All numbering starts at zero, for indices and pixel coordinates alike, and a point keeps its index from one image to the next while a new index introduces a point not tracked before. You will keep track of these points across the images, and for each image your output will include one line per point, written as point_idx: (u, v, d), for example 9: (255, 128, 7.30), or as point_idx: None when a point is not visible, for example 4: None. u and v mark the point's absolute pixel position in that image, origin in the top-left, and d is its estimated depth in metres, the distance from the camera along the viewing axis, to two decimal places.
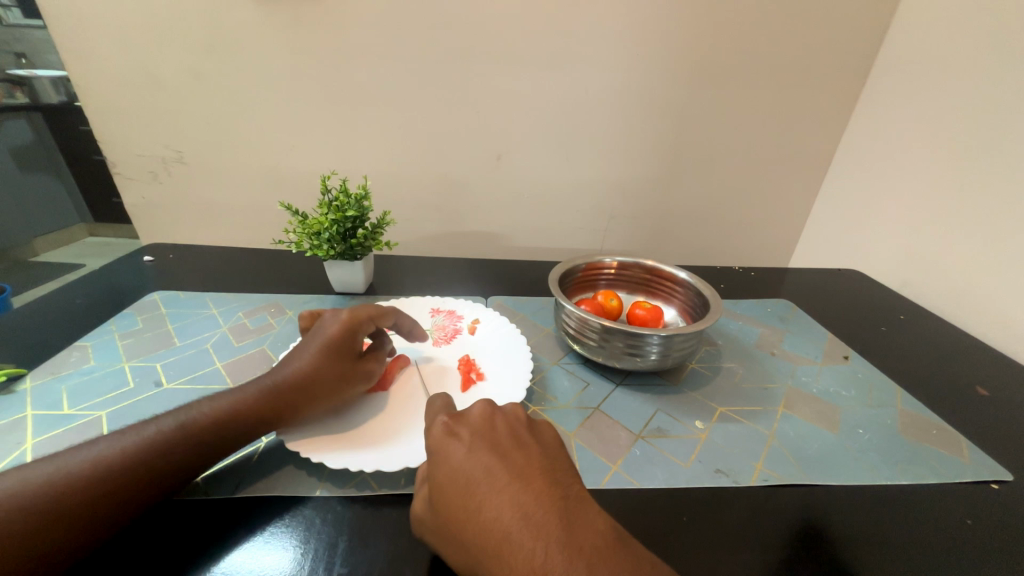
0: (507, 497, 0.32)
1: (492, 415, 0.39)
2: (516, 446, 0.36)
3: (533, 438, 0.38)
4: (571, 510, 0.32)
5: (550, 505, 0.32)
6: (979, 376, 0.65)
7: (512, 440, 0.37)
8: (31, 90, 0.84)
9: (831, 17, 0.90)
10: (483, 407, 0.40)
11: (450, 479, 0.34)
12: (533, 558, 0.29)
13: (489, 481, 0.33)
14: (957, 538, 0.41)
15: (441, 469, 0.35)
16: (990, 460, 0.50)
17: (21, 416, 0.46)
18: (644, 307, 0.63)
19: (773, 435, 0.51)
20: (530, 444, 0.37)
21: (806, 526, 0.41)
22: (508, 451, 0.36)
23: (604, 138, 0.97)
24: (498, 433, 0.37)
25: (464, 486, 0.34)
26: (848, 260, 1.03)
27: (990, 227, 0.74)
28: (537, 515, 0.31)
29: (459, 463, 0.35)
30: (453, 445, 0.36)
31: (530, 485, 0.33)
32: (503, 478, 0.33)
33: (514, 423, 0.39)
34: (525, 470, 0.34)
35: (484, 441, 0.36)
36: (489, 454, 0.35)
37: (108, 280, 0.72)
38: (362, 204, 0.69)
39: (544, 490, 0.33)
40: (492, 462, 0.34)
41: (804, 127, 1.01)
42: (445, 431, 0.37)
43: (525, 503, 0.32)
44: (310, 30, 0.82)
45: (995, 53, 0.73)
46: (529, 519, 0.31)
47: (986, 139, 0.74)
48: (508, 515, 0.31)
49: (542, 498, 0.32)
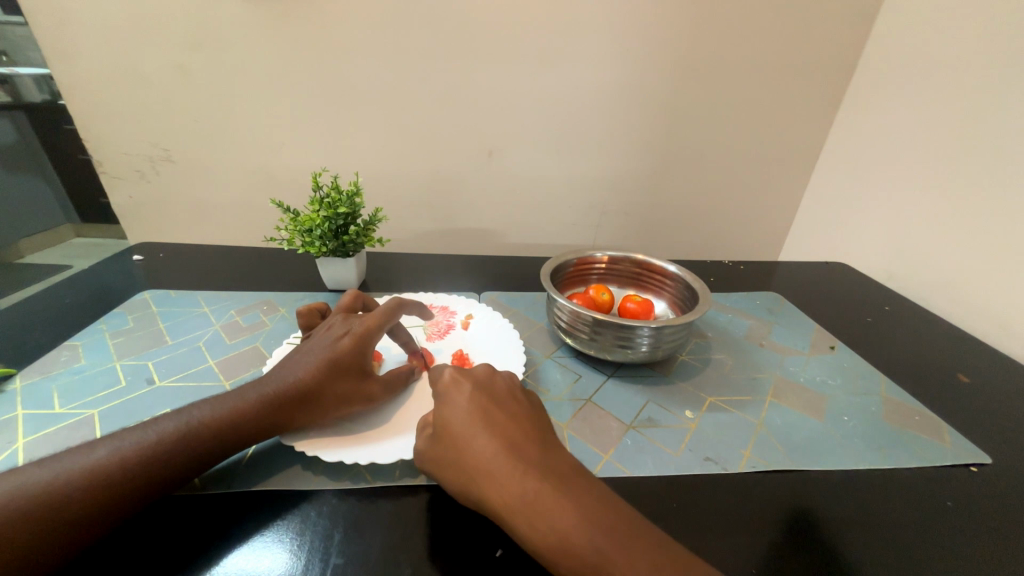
0: (497, 432, 0.35)
1: (495, 373, 0.41)
2: (512, 398, 0.39)
3: (529, 399, 0.40)
4: (552, 447, 0.35)
5: (536, 442, 0.35)
6: (963, 364, 0.67)
7: (510, 394, 0.39)
8: (13, 88, 0.76)
9: (819, 14, 0.91)
10: (488, 367, 0.41)
11: (448, 416, 0.37)
12: (513, 479, 0.32)
13: (484, 419, 0.36)
14: (937, 519, 0.42)
15: (443, 408, 0.37)
16: (970, 445, 0.51)
17: (11, 415, 0.45)
18: (635, 300, 0.63)
19: (761, 423, 0.51)
20: (525, 398, 0.39)
21: (793, 509, 0.41)
22: (505, 399, 0.38)
23: (596, 134, 0.97)
24: (499, 388, 0.39)
25: (461, 422, 0.36)
26: (835, 254, 1.05)
27: (975, 220, 0.75)
28: (524, 447, 0.34)
29: (460, 404, 0.37)
30: (456, 390, 0.38)
31: (519, 425, 0.36)
32: (496, 417, 0.36)
33: (514, 384, 0.41)
34: (518, 415, 0.37)
35: (485, 390, 0.38)
36: (487, 400, 0.38)
37: (96, 279, 0.71)
38: (354, 200, 0.68)
39: (532, 430, 0.36)
40: (489, 406, 0.37)
41: (793, 122, 1.03)
42: (451, 377, 0.39)
43: (514, 438, 0.35)
44: (299, 27, 0.81)
45: (978, 49, 0.75)
46: (516, 449, 0.34)
47: (970, 132, 0.76)
48: (497, 445, 0.34)
49: (529, 435, 0.35)
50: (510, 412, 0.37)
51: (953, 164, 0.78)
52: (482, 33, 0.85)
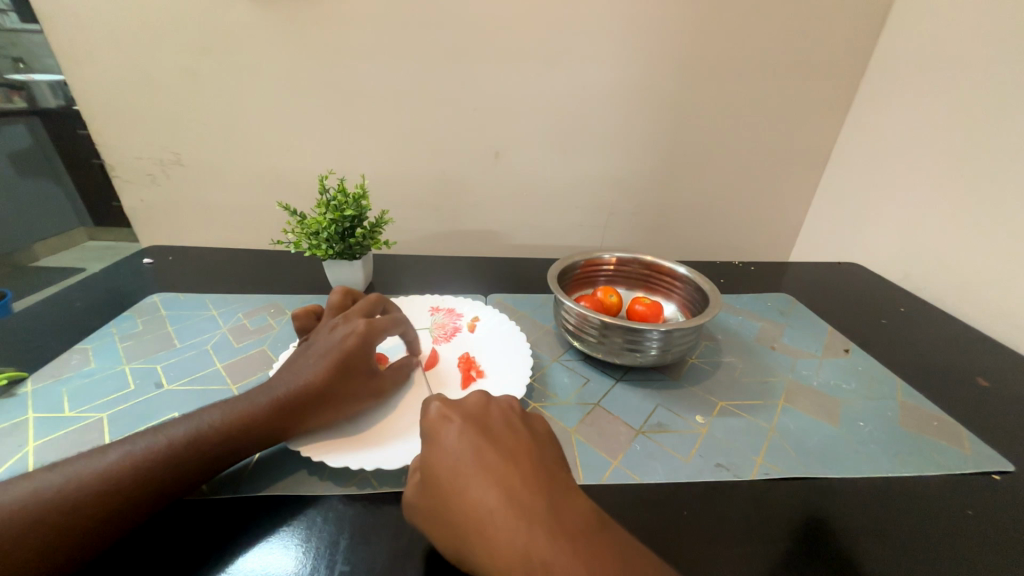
0: (494, 479, 0.33)
1: (488, 403, 0.40)
2: (507, 431, 0.37)
3: (526, 427, 0.39)
4: (556, 494, 0.33)
5: (535, 487, 0.33)
6: (982, 367, 0.65)
7: (504, 427, 0.38)
8: (30, 94, 0.81)
9: (830, 10, 0.89)
10: (480, 395, 0.40)
11: (440, 461, 0.35)
12: (512, 534, 0.31)
13: (478, 462, 0.34)
14: (958, 529, 0.40)
15: (433, 451, 0.36)
16: (991, 451, 0.49)
17: (23, 419, 0.45)
18: (643, 302, 0.62)
19: (774, 428, 0.50)
20: (522, 430, 0.38)
21: (807, 518, 0.40)
22: (499, 436, 0.37)
23: (602, 134, 0.96)
24: (492, 420, 0.38)
25: (452, 466, 0.34)
26: (848, 254, 1.03)
27: (994, 219, 0.73)
28: (521, 495, 0.32)
29: (451, 445, 0.36)
30: (446, 428, 0.37)
31: (516, 467, 0.34)
32: (492, 460, 0.34)
33: (509, 411, 0.39)
34: (513, 454, 0.35)
35: (477, 426, 0.37)
36: (480, 438, 0.36)
37: (107, 283, 0.72)
38: (360, 203, 0.68)
39: (530, 473, 0.34)
40: (483, 446, 0.35)
41: (805, 121, 1.01)
42: (438, 414, 0.38)
43: (511, 483, 0.33)
44: (305, 30, 0.81)
45: (993, 44, 0.73)
46: (513, 497, 0.32)
47: (986, 129, 0.74)
48: (494, 496, 0.32)
49: (527, 479, 0.34)
50: (505, 450, 0.35)
51: (968, 161, 0.76)
52: (487, 34, 0.85)
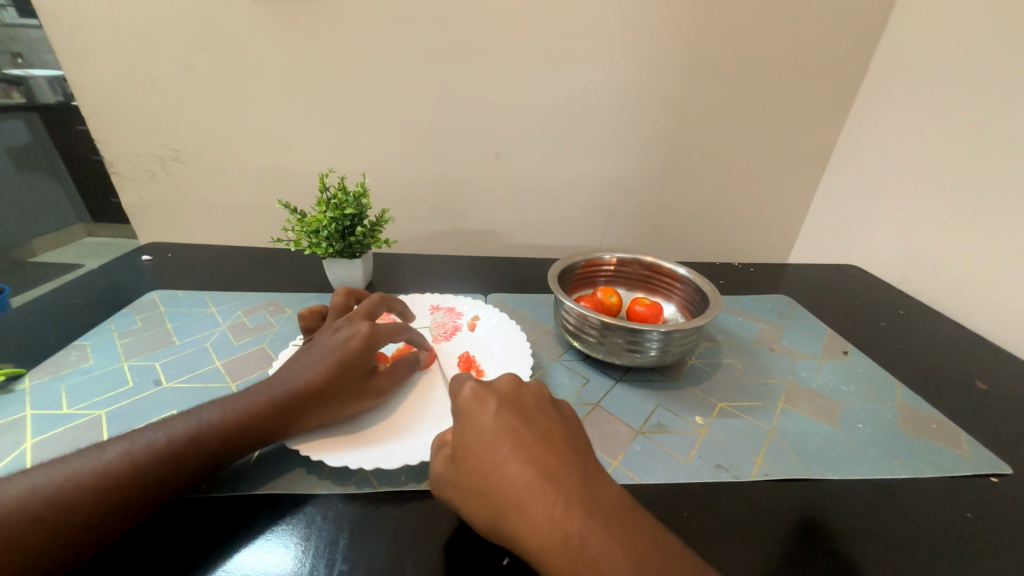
0: (529, 457, 0.33)
1: (520, 386, 0.40)
2: (541, 412, 0.37)
3: (558, 412, 0.38)
4: (590, 475, 0.33)
5: (571, 469, 0.33)
6: (980, 370, 0.65)
7: (538, 409, 0.38)
8: (28, 90, 0.80)
9: (831, 12, 0.89)
10: (510, 379, 0.40)
11: (475, 438, 0.35)
12: (549, 513, 0.31)
13: (513, 440, 0.34)
14: (956, 532, 0.40)
15: (468, 429, 0.36)
16: (990, 454, 0.49)
17: (20, 416, 0.45)
18: (643, 303, 0.62)
19: (773, 430, 0.50)
20: (554, 412, 0.38)
21: (806, 519, 0.40)
22: (532, 416, 0.37)
23: (604, 134, 0.96)
24: (525, 402, 0.38)
25: (488, 444, 0.35)
26: (848, 256, 1.03)
27: (992, 222, 0.73)
28: (558, 475, 0.32)
29: (486, 423, 0.36)
30: (481, 407, 0.37)
31: (553, 447, 0.34)
32: (526, 439, 0.34)
33: (541, 396, 0.39)
34: (549, 435, 0.35)
35: (511, 406, 0.37)
36: (514, 418, 0.36)
37: (106, 279, 0.72)
38: (361, 202, 0.67)
39: (566, 455, 0.34)
40: (517, 425, 0.35)
41: (805, 123, 1.01)
42: (473, 394, 0.38)
43: (548, 464, 0.33)
44: (306, 28, 0.81)
45: (993, 48, 0.73)
46: (550, 477, 0.32)
47: (985, 133, 0.74)
48: (530, 474, 0.32)
49: (563, 460, 0.33)
50: (541, 431, 0.35)
51: (967, 165, 0.77)
52: (489, 34, 0.84)
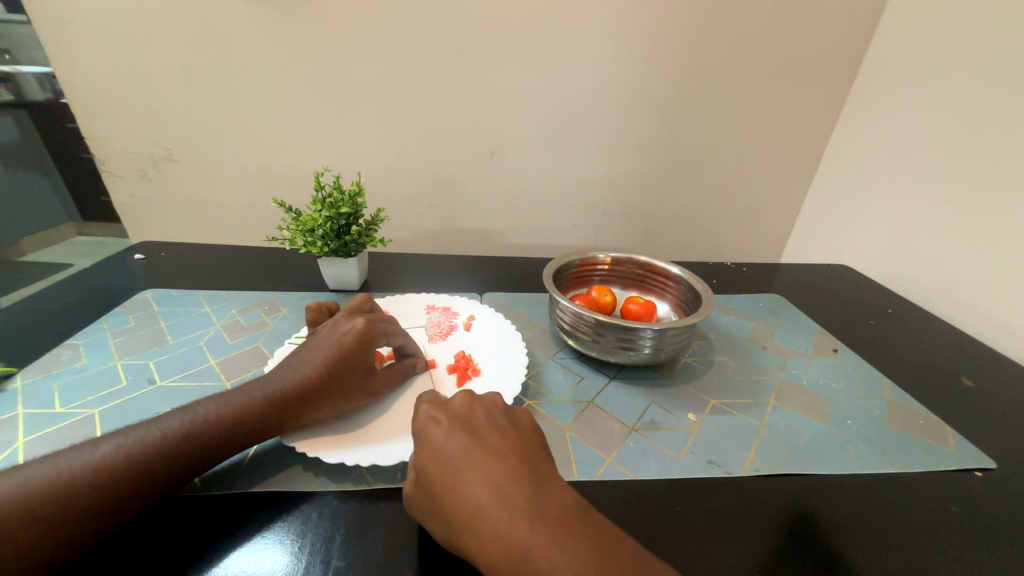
0: (481, 475, 0.33)
1: (473, 400, 0.40)
2: (494, 428, 0.37)
3: (513, 423, 0.38)
4: (542, 487, 0.33)
5: (522, 484, 0.33)
6: (968, 368, 0.66)
7: (491, 424, 0.37)
8: (16, 86, 0.76)
9: (823, 15, 0.91)
10: (464, 394, 0.40)
11: (429, 462, 0.35)
12: (501, 531, 0.30)
13: (465, 461, 0.34)
14: (941, 524, 0.41)
15: (422, 452, 0.36)
16: (975, 449, 0.50)
17: (12, 415, 0.45)
18: (637, 302, 0.63)
19: (765, 426, 0.51)
20: (508, 426, 0.37)
21: (797, 513, 0.41)
22: (485, 433, 0.36)
23: (599, 134, 0.97)
24: (478, 417, 0.38)
25: (441, 465, 0.34)
26: (839, 256, 1.05)
27: (979, 223, 0.75)
28: (509, 494, 0.32)
29: (438, 445, 0.36)
30: (433, 430, 0.37)
31: (503, 464, 0.34)
32: (477, 458, 0.34)
33: (495, 408, 0.39)
34: (501, 450, 0.35)
35: (463, 424, 0.37)
36: (466, 437, 0.36)
37: (97, 278, 0.71)
38: (357, 200, 0.67)
39: (517, 469, 0.34)
40: (469, 444, 0.35)
41: (798, 124, 1.02)
42: (427, 416, 0.38)
43: (498, 482, 0.33)
44: (302, 26, 0.81)
45: (981, 52, 0.75)
46: (501, 497, 0.32)
47: (972, 135, 0.76)
48: (482, 493, 0.32)
49: (514, 476, 0.33)
50: (492, 448, 0.35)
51: (955, 166, 0.78)
52: (484, 34, 0.85)
